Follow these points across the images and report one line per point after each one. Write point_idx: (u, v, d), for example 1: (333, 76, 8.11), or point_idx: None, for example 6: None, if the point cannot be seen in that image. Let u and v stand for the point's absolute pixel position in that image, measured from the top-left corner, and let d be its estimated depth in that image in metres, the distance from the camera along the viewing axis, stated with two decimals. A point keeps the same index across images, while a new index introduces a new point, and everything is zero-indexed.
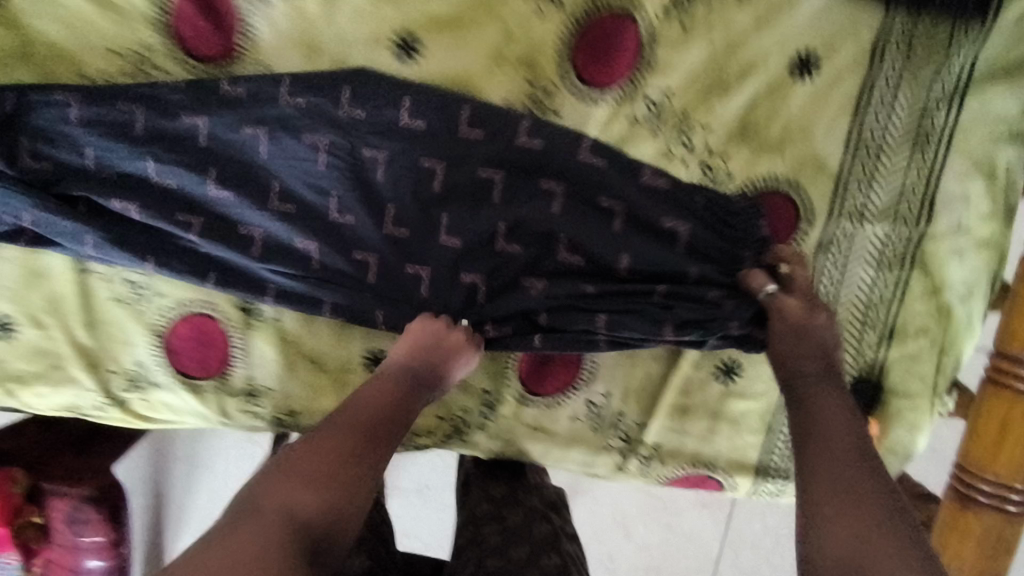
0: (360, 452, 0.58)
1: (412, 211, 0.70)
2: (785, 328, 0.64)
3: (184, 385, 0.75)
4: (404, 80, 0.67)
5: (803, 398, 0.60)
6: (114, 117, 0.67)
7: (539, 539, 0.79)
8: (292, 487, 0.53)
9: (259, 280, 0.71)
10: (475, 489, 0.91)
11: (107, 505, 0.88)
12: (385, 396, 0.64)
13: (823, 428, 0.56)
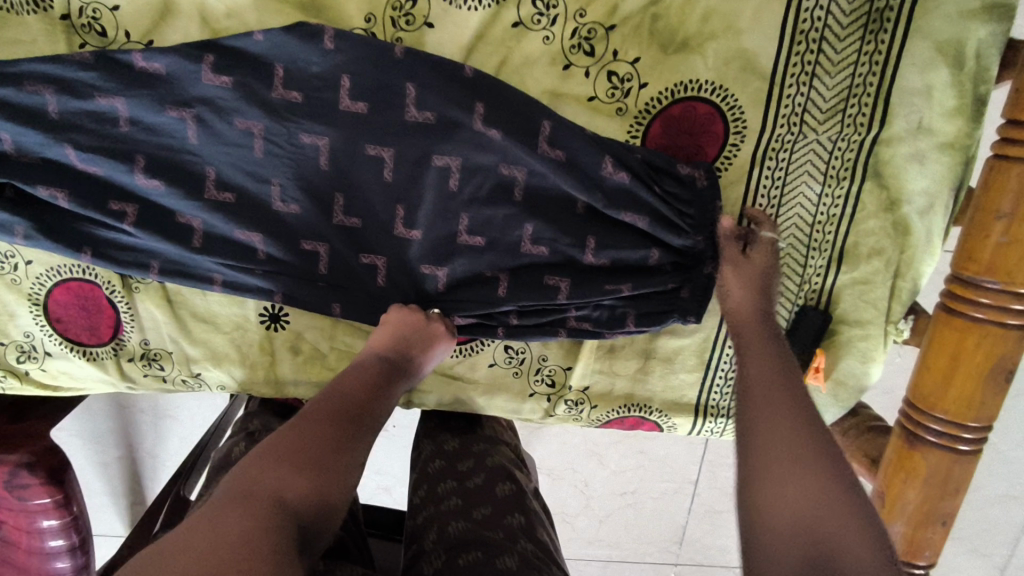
0: (347, 441, 0.53)
1: (283, 155, 0.62)
2: (743, 279, 0.60)
3: (79, 353, 0.71)
4: (306, 30, 0.59)
5: (752, 355, 0.54)
6: (21, 101, 0.60)
7: (502, 500, 0.77)
8: (279, 473, 0.48)
9: (142, 249, 0.65)
10: (430, 445, 0.88)
11: (45, 468, 0.86)
12: (367, 382, 0.59)
13: (767, 390, 0.50)
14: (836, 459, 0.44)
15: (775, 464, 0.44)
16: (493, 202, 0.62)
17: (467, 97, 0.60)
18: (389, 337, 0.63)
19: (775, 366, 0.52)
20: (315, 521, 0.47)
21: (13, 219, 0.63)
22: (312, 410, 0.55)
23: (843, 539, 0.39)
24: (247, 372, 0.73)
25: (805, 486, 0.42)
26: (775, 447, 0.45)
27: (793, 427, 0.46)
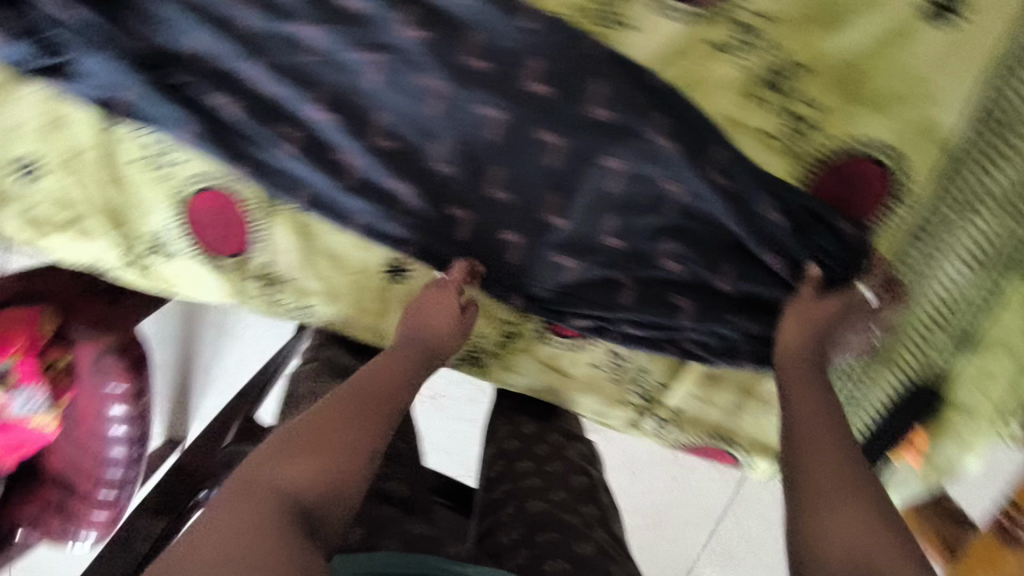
0: (363, 421, 0.56)
1: (456, 120, 0.62)
2: (800, 316, 0.61)
3: (208, 259, 0.74)
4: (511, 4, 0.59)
5: (800, 409, 0.56)
6: (224, 10, 0.61)
7: (577, 489, 0.83)
8: (291, 461, 0.52)
9: (293, 178, 0.66)
10: (506, 424, 0.94)
11: (130, 355, 0.87)
12: (397, 364, 0.63)
13: (811, 428, 0.54)
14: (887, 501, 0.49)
15: (827, 501, 0.49)
16: (646, 213, 0.63)
17: (648, 102, 0.58)
18: (430, 315, 0.66)
19: (822, 421, 0.54)
20: (325, 506, 0.51)
21: (188, 120, 0.64)
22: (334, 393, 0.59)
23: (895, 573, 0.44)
24: (356, 314, 0.76)
25: (863, 530, 0.46)
26: (830, 496, 0.49)
27: (836, 473, 0.50)
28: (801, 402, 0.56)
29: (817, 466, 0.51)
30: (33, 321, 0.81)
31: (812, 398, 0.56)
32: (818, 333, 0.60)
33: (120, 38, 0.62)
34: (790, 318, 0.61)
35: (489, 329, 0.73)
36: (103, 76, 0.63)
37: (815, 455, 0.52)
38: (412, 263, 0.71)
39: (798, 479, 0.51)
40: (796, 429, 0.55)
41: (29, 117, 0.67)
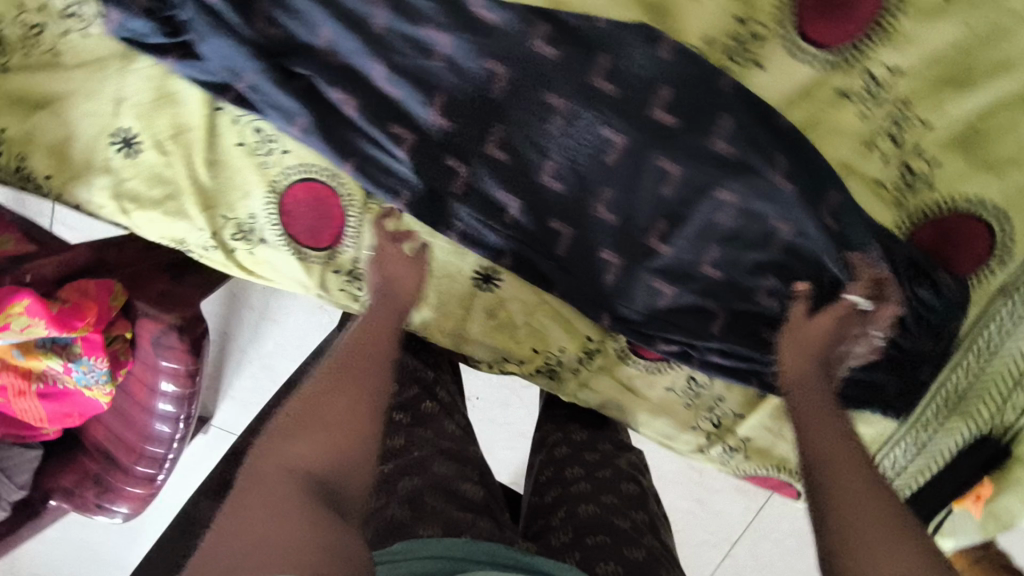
0: (356, 393, 0.55)
1: (572, 141, 0.62)
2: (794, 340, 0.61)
3: (293, 249, 0.72)
4: (645, 28, 0.58)
5: (806, 424, 0.54)
6: (355, 7, 0.60)
7: (628, 495, 0.82)
8: (297, 443, 0.51)
9: (399, 179, 0.66)
10: (557, 435, 0.92)
11: (191, 335, 0.84)
12: (384, 326, 0.61)
13: (816, 440, 0.52)
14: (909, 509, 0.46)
15: (855, 525, 0.45)
16: (750, 247, 0.63)
17: (771, 142, 0.59)
18: (398, 285, 0.65)
19: (823, 431, 0.52)
20: (343, 478, 0.50)
21: (297, 111, 0.64)
22: (330, 364, 0.57)
23: None
24: (437, 317, 0.75)
25: (884, 543, 0.43)
26: (852, 511, 0.45)
27: (854, 478, 0.48)
28: (808, 416, 0.54)
29: (840, 491, 0.47)
30: (107, 293, 0.77)
31: (812, 406, 0.55)
32: (816, 355, 0.60)
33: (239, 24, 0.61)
34: (788, 347, 0.61)
35: (570, 344, 0.74)
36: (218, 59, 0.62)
37: (829, 474, 0.48)
38: (502, 272, 0.72)
39: (813, 491, 0.48)
40: (807, 444, 0.52)
41: (138, 92, 0.66)
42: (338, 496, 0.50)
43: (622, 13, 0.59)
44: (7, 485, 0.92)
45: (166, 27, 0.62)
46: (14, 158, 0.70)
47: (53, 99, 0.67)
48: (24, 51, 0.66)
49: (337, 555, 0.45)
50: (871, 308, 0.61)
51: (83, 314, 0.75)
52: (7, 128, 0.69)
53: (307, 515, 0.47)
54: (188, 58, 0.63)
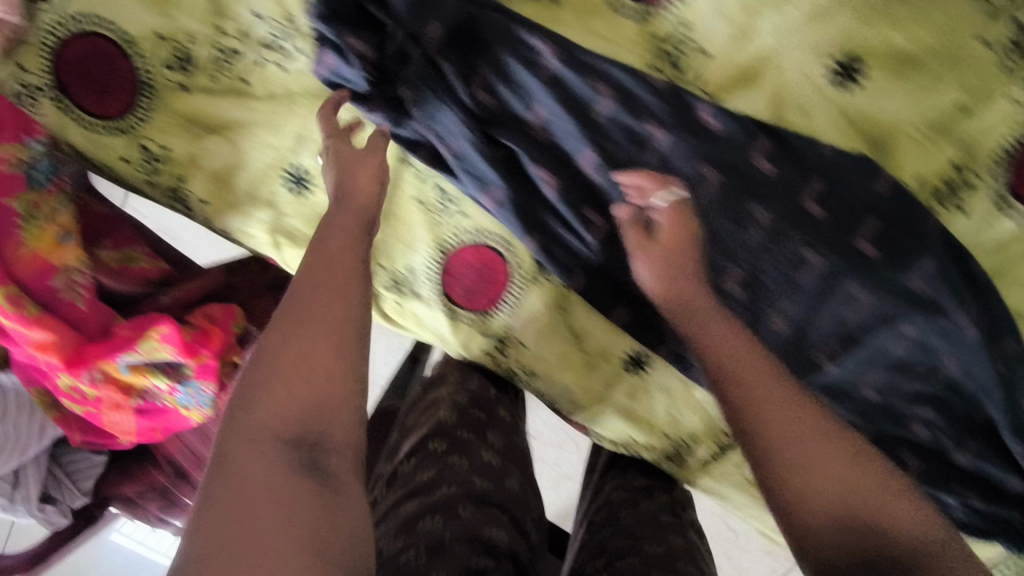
0: (326, 333, 0.46)
1: (768, 252, 0.62)
2: (663, 249, 0.57)
3: (445, 307, 0.71)
4: (865, 160, 0.59)
5: (716, 352, 0.50)
6: (581, 92, 0.59)
7: (665, 522, 0.67)
8: (259, 405, 0.42)
9: (575, 259, 0.66)
10: (612, 478, 0.76)
11: None
12: (340, 239, 0.52)
13: (753, 372, 0.48)
14: (824, 431, 0.46)
15: (811, 461, 0.44)
16: (914, 376, 0.65)
17: (961, 285, 0.61)
18: (353, 209, 0.54)
19: (756, 364, 0.49)
20: (321, 422, 0.43)
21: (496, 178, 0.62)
22: (289, 300, 0.47)
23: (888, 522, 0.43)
24: (578, 394, 0.73)
25: (844, 486, 0.44)
26: (810, 459, 0.44)
27: (789, 411, 0.46)
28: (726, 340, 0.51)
29: (784, 426, 0.45)
30: (231, 318, 0.70)
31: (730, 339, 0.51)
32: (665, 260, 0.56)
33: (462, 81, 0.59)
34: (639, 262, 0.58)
35: (704, 435, 0.74)
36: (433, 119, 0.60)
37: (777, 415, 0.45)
38: (654, 358, 0.72)
39: (758, 429, 0.46)
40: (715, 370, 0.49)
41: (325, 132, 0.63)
42: (319, 449, 0.42)
43: (842, 141, 0.60)
44: (70, 489, 0.87)
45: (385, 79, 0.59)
46: (173, 177, 0.66)
47: (230, 126, 0.64)
48: (211, 73, 0.61)
49: (326, 549, 0.39)
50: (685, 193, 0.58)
51: (209, 341, 0.67)
52: (171, 146, 0.65)
53: (290, 478, 0.40)
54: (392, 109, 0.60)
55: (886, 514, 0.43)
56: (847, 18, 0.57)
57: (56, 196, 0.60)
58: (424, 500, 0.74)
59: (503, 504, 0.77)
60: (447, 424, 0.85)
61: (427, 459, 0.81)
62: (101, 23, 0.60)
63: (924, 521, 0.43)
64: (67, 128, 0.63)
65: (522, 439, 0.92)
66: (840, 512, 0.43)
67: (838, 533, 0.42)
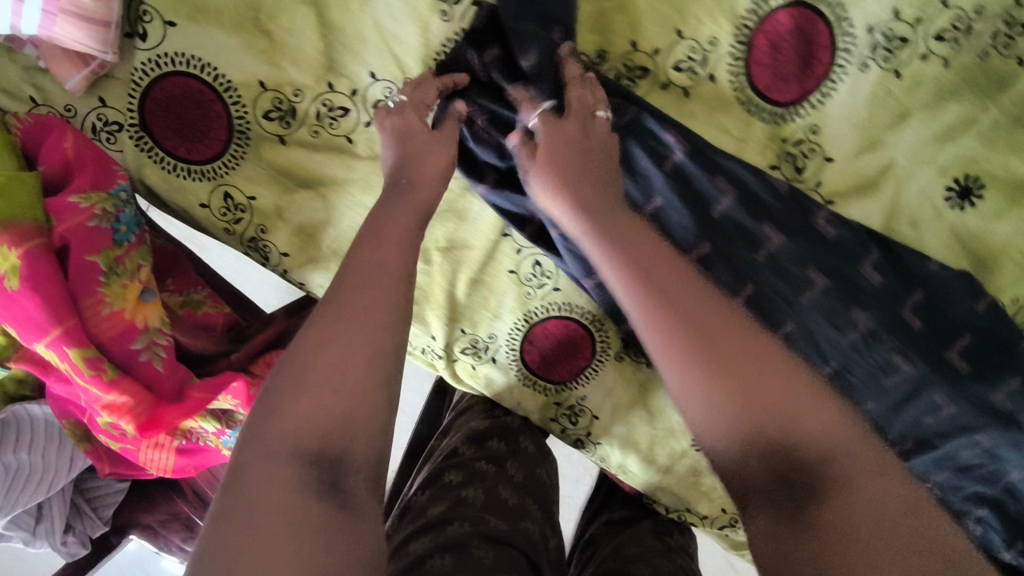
0: (362, 346, 0.42)
1: (863, 358, 0.59)
2: (564, 141, 0.49)
3: (521, 373, 0.69)
4: (966, 276, 0.60)
5: (611, 263, 0.45)
6: (703, 189, 0.57)
7: (655, 542, 0.72)
8: (286, 415, 0.40)
9: None
10: (604, 516, 0.83)
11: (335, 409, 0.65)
12: (393, 231, 0.47)
13: (653, 278, 0.44)
14: (725, 339, 0.41)
15: (714, 375, 0.40)
16: (978, 479, 0.62)
17: None
18: (411, 198, 0.49)
19: (672, 277, 0.44)
20: (345, 441, 0.40)
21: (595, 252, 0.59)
22: (326, 300, 0.44)
23: (808, 440, 0.38)
24: (641, 466, 0.73)
25: (756, 401, 0.39)
26: (719, 377, 0.40)
27: (701, 325, 0.42)
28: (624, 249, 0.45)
29: (681, 339, 0.41)
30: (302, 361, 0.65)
31: (596, 239, 0.46)
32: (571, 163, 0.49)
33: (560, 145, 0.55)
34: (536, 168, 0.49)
35: None
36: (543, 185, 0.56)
37: (683, 336, 0.41)
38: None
39: (659, 346, 0.42)
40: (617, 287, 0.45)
41: None
42: (345, 468, 0.40)
43: (947, 256, 0.61)
44: (92, 520, 0.82)
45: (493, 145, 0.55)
46: (254, 228, 0.61)
47: (325, 182, 0.60)
48: (314, 127, 0.58)
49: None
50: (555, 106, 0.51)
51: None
52: (258, 197, 0.60)
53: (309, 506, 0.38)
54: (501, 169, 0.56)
55: (804, 419, 0.39)
56: (972, 140, 0.57)
57: (139, 249, 0.57)
58: (436, 539, 0.64)
59: (519, 544, 0.66)
60: (466, 456, 0.76)
61: (441, 493, 0.71)
62: (198, 64, 0.55)
63: (848, 431, 0.39)
64: (145, 169, 0.58)
65: (552, 477, 0.79)
66: (748, 430, 0.39)
67: (752, 461, 0.39)
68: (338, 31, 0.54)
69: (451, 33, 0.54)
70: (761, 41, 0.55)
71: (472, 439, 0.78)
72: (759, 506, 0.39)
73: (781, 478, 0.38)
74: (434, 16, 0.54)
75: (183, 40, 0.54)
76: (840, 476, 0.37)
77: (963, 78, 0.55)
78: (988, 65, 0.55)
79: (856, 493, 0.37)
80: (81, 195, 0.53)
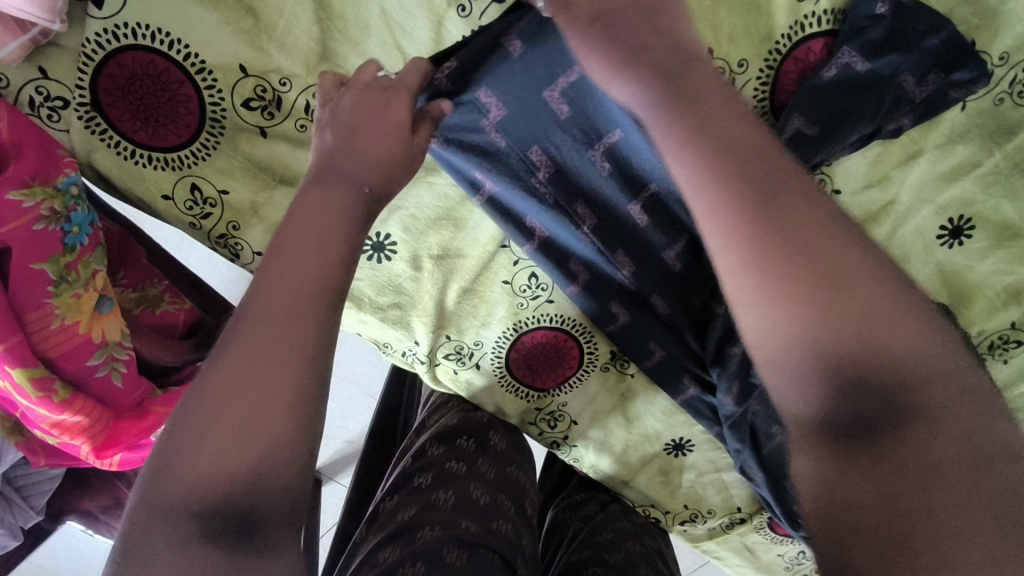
0: (272, 397, 0.38)
1: None
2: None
3: (502, 380, 0.67)
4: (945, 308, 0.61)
5: (673, 150, 0.40)
6: None
7: (623, 528, 0.70)
8: (207, 452, 0.37)
9: (644, 345, 0.62)
10: (558, 501, 0.79)
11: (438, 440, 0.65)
12: (316, 257, 0.42)
13: (723, 156, 0.38)
14: (811, 244, 0.36)
15: (786, 272, 0.36)
16: None
17: None
18: (322, 202, 0.44)
19: (753, 153, 0.39)
20: (269, 490, 0.38)
21: (576, 261, 0.58)
22: (225, 342, 0.39)
23: (889, 345, 0.35)
24: (612, 467, 0.72)
25: (828, 312, 0.35)
26: (779, 270, 0.36)
27: (784, 226, 0.37)
28: (707, 139, 0.39)
29: (756, 227, 0.37)
30: None
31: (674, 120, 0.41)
32: (626, 50, 0.43)
33: (856, 106, 0.52)
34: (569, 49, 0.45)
35: (720, 509, 0.75)
36: (823, 117, 0.52)
37: (771, 237, 0.37)
38: (698, 444, 0.71)
39: (721, 234, 0.38)
40: (683, 179, 0.39)
41: (423, 207, 0.58)
42: (251, 524, 0.37)
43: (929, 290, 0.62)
44: (23, 511, 0.74)
45: (868, 54, 0.51)
46: (224, 224, 0.54)
47: None
48: (301, 121, 0.52)
49: None
50: (811, 128, 0.52)
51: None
52: (232, 190, 0.53)
53: None
54: (874, 55, 0.51)
55: (889, 348, 0.35)
56: (965, 179, 0.59)
57: (92, 252, 0.49)
58: (407, 546, 0.53)
59: (498, 548, 0.55)
60: (434, 456, 0.64)
61: (410, 498, 0.59)
62: (166, 39, 0.47)
63: (932, 345, 0.36)
64: (96, 153, 0.49)
65: (527, 477, 0.68)
66: (824, 351, 0.35)
67: (820, 372, 0.36)
68: (337, 18, 0.49)
69: (468, 30, 0.49)
70: (791, 67, 0.53)
71: (441, 436, 0.66)
72: (814, 437, 0.37)
73: (847, 411, 0.36)
74: (449, 10, 0.49)
75: (149, 9, 0.46)
76: (920, 411, 0.34)
77: (975, 121, 0.57)
78: (1000, 111, 0.57)
79: (928, 439, 0.34)
80: (23, 190, 0.44)
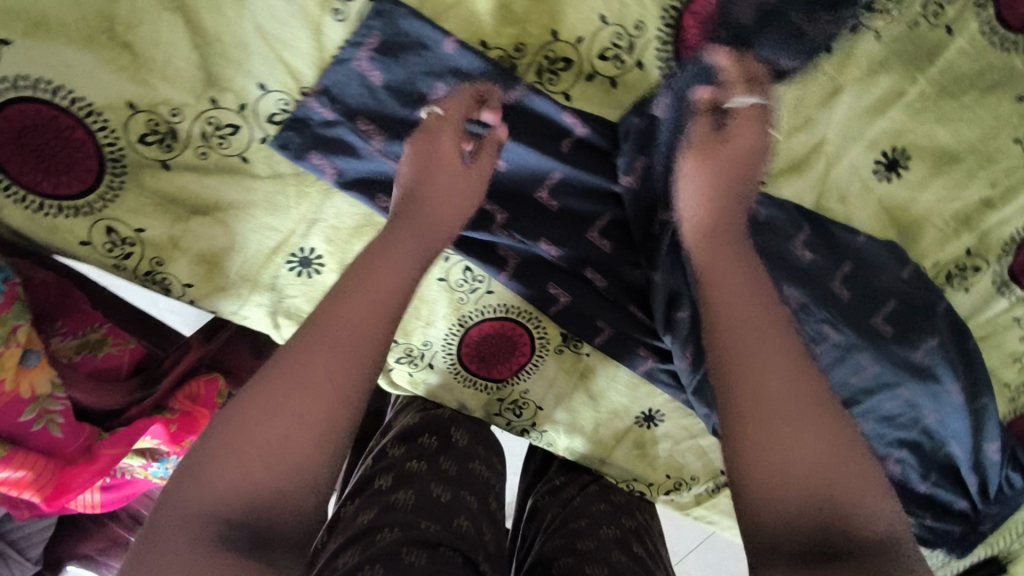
0: (305, 422, 0.37)
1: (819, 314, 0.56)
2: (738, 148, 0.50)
3: (458, 376, 0.67)
4: (892, 242, 0.60)
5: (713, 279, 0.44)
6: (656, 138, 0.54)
7: (600, 510, 0.68)
8: (227, 463, 0.36)
9: (593, 320, 0.59)
10: (538, 488, 0.78)
11: (400, 438, 0.66)
12: (362, 299, 0.42)
13: (747, 301, 0.42)
14: (813, 393, 0.39)
15: (783, 410, 0.38)
16: (897, 427, 0.58)
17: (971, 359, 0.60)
18: (389, 261, 0.44)
19: (771, 311, 0.42)
20: (269, 519, 0.36)
21: (506, 246, 0.57)
22: (274, 359, 0.40)
23: (857, 500, 0.36)
24: (588, 446, 0.70)
25: (813, 452, 0.37)
26: (777, 400, 0.39)
27: (790, 373, 0.39)
28: (741, 278, 0.44)
29: (767, 360, 0.40)
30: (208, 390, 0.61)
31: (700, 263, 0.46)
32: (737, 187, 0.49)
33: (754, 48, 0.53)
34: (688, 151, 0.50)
35: (703, 474, 0.74)
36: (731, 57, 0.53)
37: (759, 376, 0.39)
38: (667, 413, 0.70)
39: (730, 352, 0.41)
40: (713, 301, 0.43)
41: (342, 216, 0.54)
42: (267, 537, 0.36)
43: (874, 228, 0.60)
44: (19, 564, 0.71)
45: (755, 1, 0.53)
46: (148, 261, 0.53)
47: (221, 205, 0.53)
48: (201, 148, 0.52)
49: None
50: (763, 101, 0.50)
51: (195, 425, 0.59)
52: (147, 228, 0.53)
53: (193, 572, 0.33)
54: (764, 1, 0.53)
55: (857, 504, 0.36)
56: (891, 108, 0.58)
57: (9, 309, 0.49)
58: (366, 549, 0.52)
59: (458, 546, 0.55)
60: (395, 457, 0.64)
61: (371, 500, 0.59)
62: (49, 87, 0.47)
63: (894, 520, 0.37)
64: (3, 211, 0.49)
65: (492, 472, 0.67)
66: (803, 488, 0.36)
67: (793, 502, 0.36)
68: (213, 41, 0.51)
69: (348, 33, 0.52)
70: (689, 20, 0.54)
71: (402, 437, 0.66)
72: (766, 550, 0.36)
73: (810, 537, 0.35)
74: (326, 16, 0.52)
75: (30, 61, 0.47)
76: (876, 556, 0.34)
77: (887, 49, 0.57)
78: (916, 32, 0.57)
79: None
80: None
